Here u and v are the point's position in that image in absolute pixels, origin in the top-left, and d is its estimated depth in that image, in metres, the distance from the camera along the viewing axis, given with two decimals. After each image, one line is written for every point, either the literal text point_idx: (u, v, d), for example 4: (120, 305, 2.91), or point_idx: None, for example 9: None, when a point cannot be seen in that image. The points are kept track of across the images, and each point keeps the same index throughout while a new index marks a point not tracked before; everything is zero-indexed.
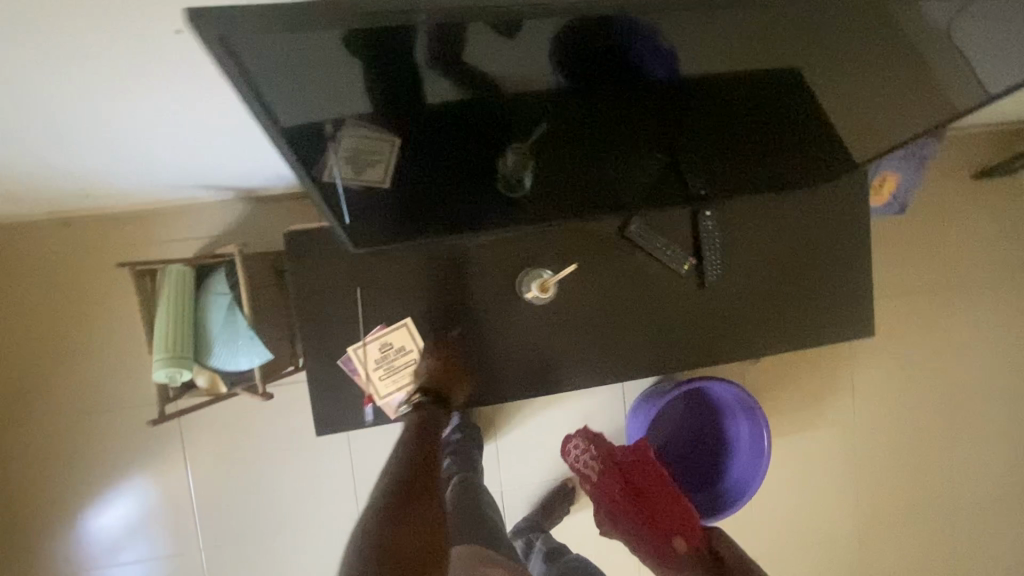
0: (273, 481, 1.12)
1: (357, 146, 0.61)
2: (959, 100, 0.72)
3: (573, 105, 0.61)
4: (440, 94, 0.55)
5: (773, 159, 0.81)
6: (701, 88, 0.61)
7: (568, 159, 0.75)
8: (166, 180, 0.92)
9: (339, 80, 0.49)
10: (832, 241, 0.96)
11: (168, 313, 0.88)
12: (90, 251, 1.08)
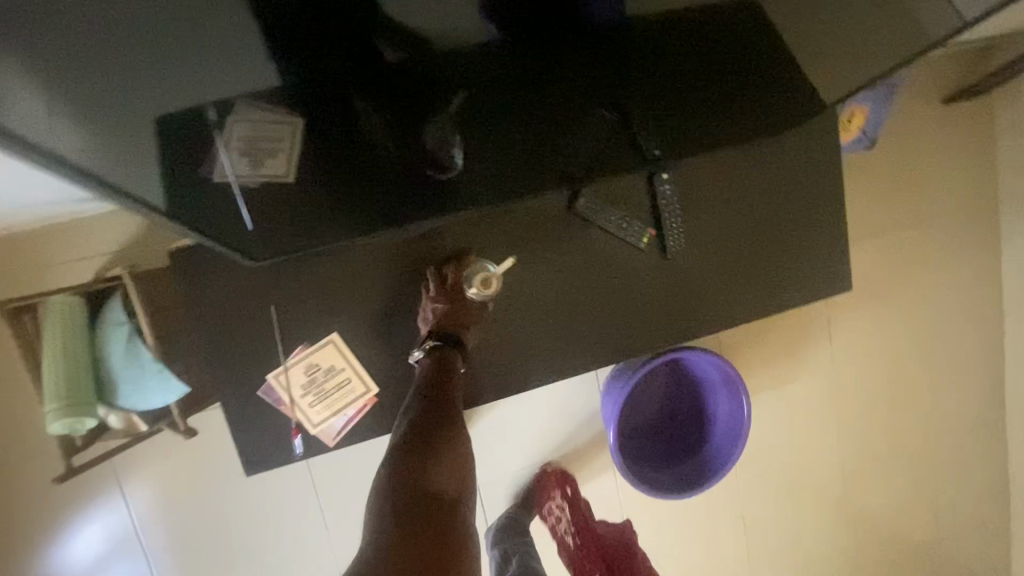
0: (224, 515, 1.02)
1: (250, 136, 0.50)
2: (932, 27, 0.62)
3: (486, 66, 0.49)
4: (306, 66, 0.43)
5: (733, 109, 0.71)
6: (640, 30, 0.50)
7: (503, 135, 0.62)
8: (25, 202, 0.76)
9: (156, 55, 0.38)
10: (802, 193, 0.87)
11: (55, 355, 0.76)
12: None
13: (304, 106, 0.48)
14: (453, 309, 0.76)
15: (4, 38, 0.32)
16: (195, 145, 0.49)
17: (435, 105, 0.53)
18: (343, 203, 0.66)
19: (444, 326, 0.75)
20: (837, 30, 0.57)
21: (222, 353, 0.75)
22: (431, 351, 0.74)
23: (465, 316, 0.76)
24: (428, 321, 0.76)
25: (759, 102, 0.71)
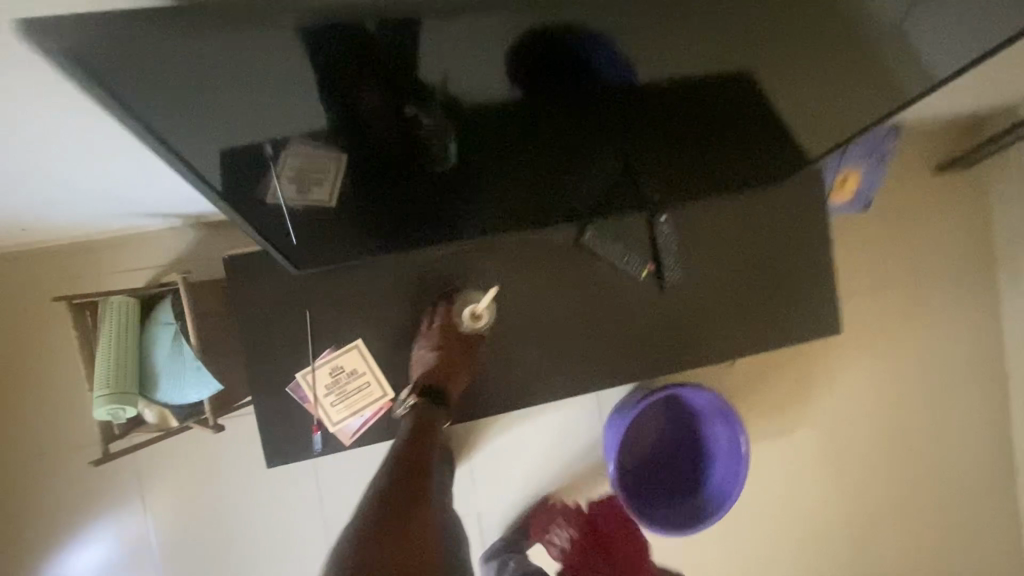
0: (234, 519, 1.07)
1: (301, 166, 0.59)
2: (906, 88, 0.66)
3: (514, 120, 0.58)
4: (368, 114, 0.52)
5: (726, 160, 0.80)
6: (645, 93, 0.59)
7: (523, 172, 0.71)
8: (102, 211, 0.87)
9: (243, 102, 0.46)
10: (791, 238, 0.95)
11: (109, 348, 0.84)
12: (30, 290, 1.03)
13: (363, 142, 0.57)
14: (445, 355, 0.81)
15: (132, 87, 0.40)
16: (257, 175, 0.58)
17: (470, 145, 0.62)
18: (378, 222, 0.75)
19: (435, 373, 0.79)
20: (819, 93, 0.66)
21: (258, 354, 0.83)
22: (421, 396, 0.76)
23: (457, 360, 0.81)
24: (415, 372, 0.81)
25: (751, 154, 0.81)
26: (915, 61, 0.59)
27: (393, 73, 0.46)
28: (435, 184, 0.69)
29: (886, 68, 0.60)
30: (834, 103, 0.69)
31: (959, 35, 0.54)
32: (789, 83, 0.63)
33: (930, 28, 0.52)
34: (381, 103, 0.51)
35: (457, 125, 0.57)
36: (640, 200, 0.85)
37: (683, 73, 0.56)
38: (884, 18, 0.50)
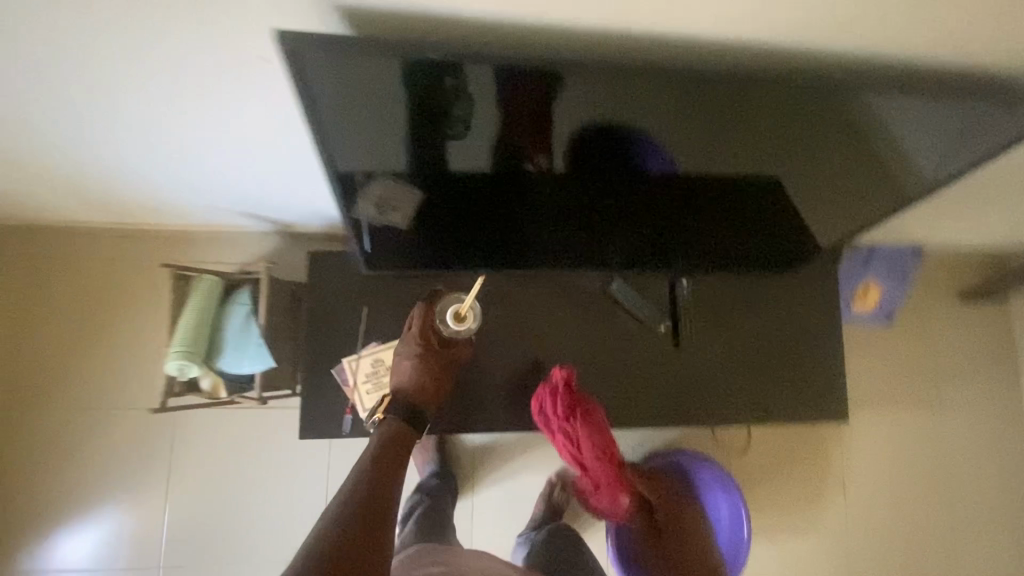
0: (249, 495, 1.19)
1: (384, 193, 0.78)
2: (904, 180, 0.79)
3: (571, 172, 0.73)
4: (461, 146, 0.67)
5: (746, 237, 0.92)
6: (679, 163, 0.72)
7: (578, 222, 0.86)
8: (221, 206, 1.07)
9: (375, 122, 0.62)
10: (803, 320, 1.03)
11: (193, 314, 0.98)
12: (137, 264, 1.22)
13: (461, 175, 0.74)
14: (433, 368, 0.88)
15: (308, 94, 0.56)
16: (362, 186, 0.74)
17: (541, 193, 0.78)
18: (446, 243, 0.90)
19: (420, 387, 0.86)
20: (827, 188, 0.81)
21: (314, 338, 0.97)
22: (403, 413, 0.82)
23: (442, 373, 0.89)
24: (397, 384, 0.87)
25: (771, 239, 0.94)
26: (907, 151, 0.72)
27: (487, 116, 0.61)
28: (503, 220, 0.85)
29: (885, 163, 0.75)
30: (838, 198, 0.84)
31: (944, 138, 0.69)
32: (805, 177, 0.77)
33: (911, 120, 0.66)
34: (486, 147, 0.67)
35: (535, 175, 0.74)
36: (670, 264, 0.97)
37: (711, 148, 0.70)
38: (876, 106, 0.63)
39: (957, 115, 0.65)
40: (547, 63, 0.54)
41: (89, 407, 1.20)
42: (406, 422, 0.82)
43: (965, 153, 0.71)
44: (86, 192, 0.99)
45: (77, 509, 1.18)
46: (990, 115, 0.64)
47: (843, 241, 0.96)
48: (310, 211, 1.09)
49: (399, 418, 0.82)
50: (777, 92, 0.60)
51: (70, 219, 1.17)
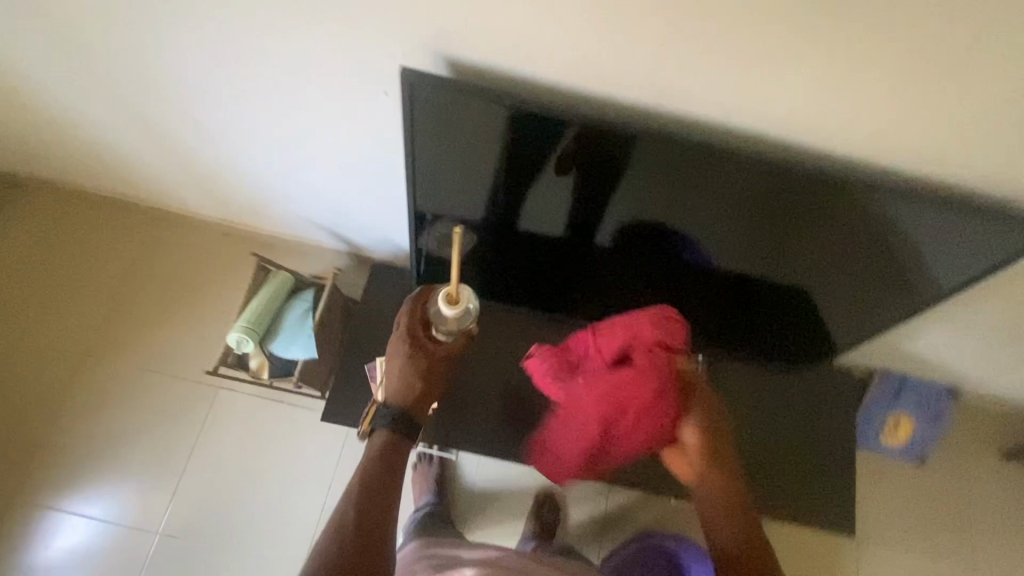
0: (254, 488, 1.25)
1: (448, 235, 1.00)
2: (913, 285, 0.88)
3: (615, 220, 0.90)
4: (531, 190, 0.86)
5: (762, 313, 1.04)
6: (706, 228, 0.87)
7: (612, 278, 1.04)
8: (309, 220, 1.26)
9: (471, 157, 0.82)
10: (797, 419, 1.16)
11: (262, 297, 1.13)
12: (225, 258, 1.41)
13: (524, 218, 0.93)
14: (422, 374, 0.91)
15: (431, 125, 0.77)
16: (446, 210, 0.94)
17: (585, 247, 0.98)
18: (503, 278, 1.11)
19: (409, 394, 0.90)
20: (840, 281, 0.92)
21: (360, 339, 1.17)
22: (392, 422, 0.87)
23: (431, 376, 0.91)
24: (388, 389, 0.90)
25: (780, 327, 1.07)
26: (912, 254, 0.83)
27: (555, 166, 0.80)
28: (552, 267, 1.05)
29: (896, 262, 0.85)
30: (850, 295, 0.95)
31: (945, 244, 0.79)
32: (818, 263, 0.90)
33: (913, 225, 0.78)
34: (550, 200, 0.88)
35: (584, 229, 0.93)
36: (686, 335, 1.13)
37: (735, 219, 0.84)
38: (881, 208, 0.76)
39: (958, 223, 0.76)
40: (611, 126, 0.73)
41: (143, 372, 1.33)
42: (394, 431, 0.87)
43: (965, 263, 0.82)
44: (211, 184, 1.20)
45: (102, 461, 1.27)
46: (986, 227, 0.75)
47: (858, 341, 1.04)
48: (380, 238, 1.26)
49: (387, 426, 0.87)
50: (790, 179, 0.75)
51: (182, 211, 1.39)
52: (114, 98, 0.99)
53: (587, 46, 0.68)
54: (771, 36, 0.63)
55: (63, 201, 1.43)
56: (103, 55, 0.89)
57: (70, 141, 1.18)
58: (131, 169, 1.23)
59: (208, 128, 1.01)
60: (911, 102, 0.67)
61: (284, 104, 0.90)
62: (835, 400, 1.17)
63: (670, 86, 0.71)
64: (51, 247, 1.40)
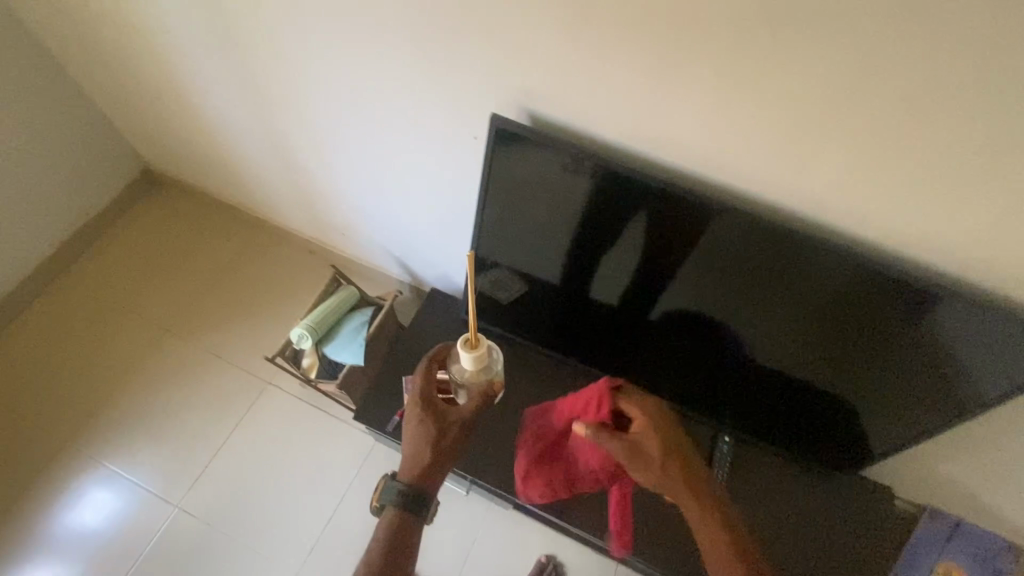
0: (274, 483, 1.32)
1: (501, 277, 1.10)
2: (953, 396, 0.86)
3: (655, 284, 0.95)
4: (581, 241, 0.94)
5: (794, 402, 1.03)
6: (742, 305, 0.91)
7: (651, 344, 1.08)
8: (383, 247, 1.41)
9: (533, 202, 0.92)
10: (827, 529, 1.09)
11: (329, 304, 1.25)
12: (303, 271, 1.58)
13: (573, 268, 1.00)
14: (433, 444, 0.85)
15: (503, 165, 0.88)
16: (502, 250, 1.04)
17: (632, 309, 1.02)
18: (547, 327, 1.17)
19: (419, 468, 0.86)
20: (887, 384, 0.90)
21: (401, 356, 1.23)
22: (400, 499, 0.86)
23: (443, 445, 0.86)
24: (402, 462, 0.87)
25: (820, 426, 1.04)
26: (950, 360, 0.82)
27: (606, 221, 0.88)
28: (596, 325, 1.10)
29: (938, 371, 0.84)
30: (896, 401, 0.92)
31: (998, 354, 0.78)
32: (865, 362, 0.88)
33: (950, 329, 0.78)
34: (608, 257, 0.94)
35: (633, 291, 0.98)
36: (721, 415, 1.13)
37: (770, 300, 0.87)
38: (916, 307, 0.77)
39: (1009, 333, 0.75)
40: (662, 190, 0.80)
41: (206, 355, 1.46)
42: (401, 508, 0.86)
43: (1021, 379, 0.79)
44: (311, 202, 1.39)
45: (151, 428, 1.37)
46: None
47: (895, 451, 1.00)
48: (441, 274, 1.38)
49: (394, 502, 0.86)
50: (825, 263, 0.78)
51: (277, 225, 1.58)
52: (258, 119, 1.21)
53: (651, 120, 0.78)
54: (819, 136, 0.70)
55: (187, 200, 1.67)
56: (263, 82, 1.10)
57: (211, 149, 1.41)
58: (250, 179, 1.44)
59: (325, 152, 1.20)
60: (955, 215, 0.70)
61: (390, 141, 1.07)
62: (880, 518, 1.09)
63: (721, 164, 0.79)
64: (165, 235, 1.62)
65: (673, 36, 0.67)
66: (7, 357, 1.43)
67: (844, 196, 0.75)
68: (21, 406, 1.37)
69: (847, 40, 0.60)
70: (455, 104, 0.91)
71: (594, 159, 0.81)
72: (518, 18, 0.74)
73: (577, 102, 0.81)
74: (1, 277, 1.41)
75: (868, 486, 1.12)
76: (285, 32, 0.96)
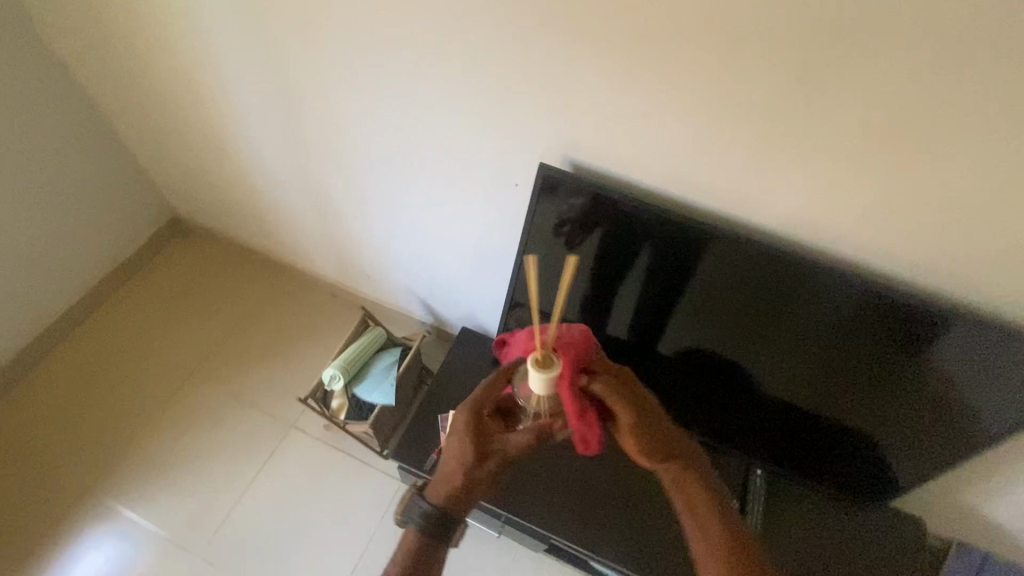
0: (298, 528, 1.30)
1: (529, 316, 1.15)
2: (969, 420, 0.90)
3: (685, 317, 1.00)
4: (616, 277, 0.99)
5: (819, 433, 1.05)
6: (766, 338, 0.96)
7: (680, 379, 1.11)
8: (408, 289, 1.45)
9: (570, 240, 0.98)
10: (868, 559, 1.09)
11: (359, 345, 1.27)
12: (326, 314, 1.61)
13: (606, 304, 1.06)
14: (474, 470, 0.70)
15: (542, 208, 0.95)
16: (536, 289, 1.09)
17: (650, 342, 1.08)
18: None
19: (453, 488, 0.70)
20: (907, 414, 0.94)
21: (432, 395, 1.25)
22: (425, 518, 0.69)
23: (485, 468, 0.71)
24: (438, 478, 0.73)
25: (843, 457, 1.07)
26: (963, 384, 0.86)
27: (640, 257, 0.94)
28: (626, 360, 1.13)
29: (951, 396, 0.89)
30: (918, 431, 0.96)
31: (1012, 381, 0.83)
32: (881, 390, 0.93)
33: (959, 354, 0.83)
34: (616, 291, 1.02)
35: (644, 325, 1.05)
36: (747, 448, 1.15)
37: (792, 332, 0.92)
38: (927, 332, 0.83)
39: (1014, 356, 0.80)
40: (694, 227, 0.87)
41: (230, 399, 1.46)
42: (425, 531, 0.69)
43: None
44: (342, 247, 1.44)
45: (173, 473, 1.36)
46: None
47: (920, 479, 1.02)
48: (467, 315, 1.42)
49: (418, 525, 0.70)
50: (844, 294, 0.84)
51: (301, 269, 1.62)
52: (296, 167, 1.28)
53: (681, 167, 0.85)
54: (840, 179, 0.77)
55: (213, 246, 1.72)
56: (308, 134, 1.18)
57: (244, 197, 1.48)
58: (280, 224, 1.50)
59: (361, 199, 1.26)
60: (967, 248, 0.76)
61: (428, 187, 1.14)
62: (913, 548, 1.09)
63: (747, 205, 0.86)
64: (190, 281, 1.65)
65: (704, 90, 0.75)
66: (29, 403, 1.42)
67: (864, 233, 0.81)
68: (41, 453, 1.36)
69: (863, 95, 0.68)
70: (496, 153, 0.99)
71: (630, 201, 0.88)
72: (562, 78, 0.83)
73: (612, 149, 0.88)
74: (31, 320, 1.43)
75: (903, 514, 1.13)
76: (337, 90, 1.04)
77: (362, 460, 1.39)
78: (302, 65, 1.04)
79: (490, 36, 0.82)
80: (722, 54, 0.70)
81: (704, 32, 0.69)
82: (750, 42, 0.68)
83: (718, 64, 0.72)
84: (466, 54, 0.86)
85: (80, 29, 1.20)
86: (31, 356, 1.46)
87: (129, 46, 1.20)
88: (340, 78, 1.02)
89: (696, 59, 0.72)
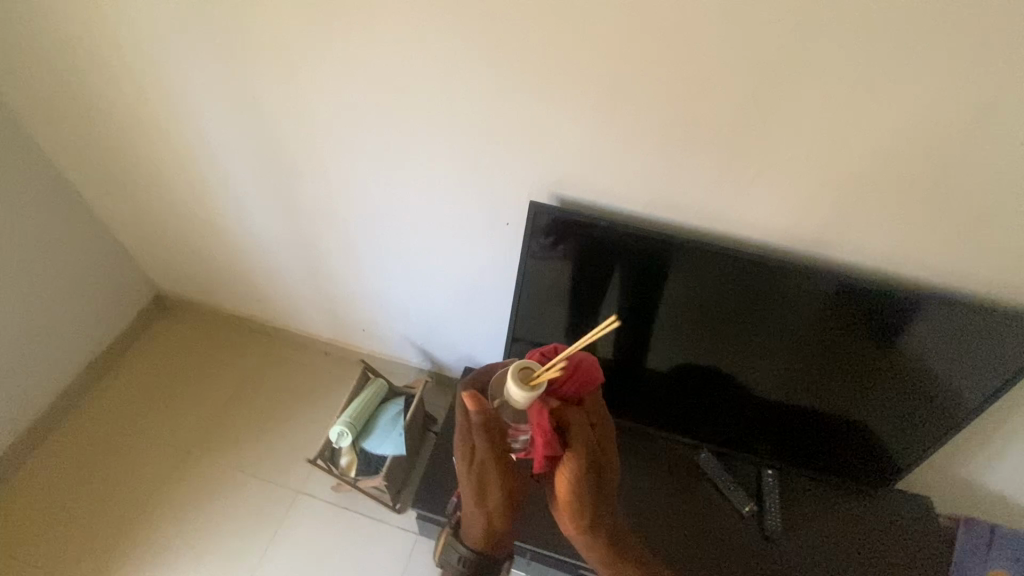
0: None
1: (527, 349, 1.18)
2: (949, 392, 0.96)
3: (679, 328, 1.04)
4: (610, 302, 1.04)
5: (817, 424, 1.09)
6: (754, 336, 1.00)
7: (682, 390, 1.14)
8: (403, 337, 1.47)
9: (561, 271, 1.02)
10: (888, 545, 1.11)
11: (363, 398, 1.28)
12: (322, 374, 1.60)
13: (601, 328, 1.09)
14: (483, 510, 0.80)
15: (531, 241, 0.99)
16: (532, 321, 1.13)
17: (646, 359, 1.11)
18: None
19: (478, 534, 0.84)
20: (899, 396, 1.00)
21: (443, 439, 1.24)
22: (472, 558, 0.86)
23: (487, 515, 0.81)
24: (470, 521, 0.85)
25: (846, 446, 1.11)
26: (936, 359, 0.93)
27: (629, 278, 0.99)
28: (628, 381, 1.16)
29: (929, 372, 0.95)
30: (906, 409, 1.01)
31: (982, 351, 0.90)
32: (864, 373, 0.98)
33: (927, 329, 0.90)
34: (599, 313, 1.07)
35: (642, 343, 1.09)
36: (752, 448, 1.19)
37: (779, 328, 0.97)
38: (899, 311, 0.89)
39: (977, 324, 0.87)
40: (678, 243, 0.92)
41: (231, 471, 1.42)
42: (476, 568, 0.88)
43: (1007, 370, 0.90)
44: (335, 303, 1.46)
45: (177, 559, 1.29)
46: (1013, 327, 0.86)
47: (918, 457, 1.07)
48: (466, 355, 1.44)
49: (466, 561, 0.88)
50: (823, 286, 0.90)
51: (293, 332, 1.62)
52: (283, 230, 1.31)
53: (657, 191, 0.93)
54: (802, 184, 0.85)
55: (200, 319, 1.71)
56: (295, 197, 1.22)
57: (231, 265, 1.49)
58: (269, 287, 1.51)
59: (353, 253, 1.30)
60: (928, 231, 0.85)
61: (419, 235, 1.18)
62: (921, 522, 1.14)
63: (723, 218, 0.93)
64: (180, 357, 1.63)
65: (674, 114, 0.83)
66: (18, 504, 1.35)
67: (832, 228, 0.89)
68: (36, 557, 1.28)
69: (811, 111, 0.77)
70: (482, 196, 1.05)
71: (617, 225, 0.93)
72: (540, 120, 0.89)
73: (594, 180, 0.95)
74: (18, 414, 1.38)
75: (911, 496, 1.17)
76: (322, 151, 1.10)
77: (377, 516, 1.37)
78: (289, 132, 1.08)
79: (470, 91, 0.89)
80: (687, 81, 0.78)
81: (667, 69, 0.78)
82: (708, 75, 0.77)
83: (684, 88, 0.79)
84: (447, 108, 0.93)
85: (62, 119, 1.23)
86: (17, 453, 1.40)
87: (112, 130, 1.23)
88: (326, 141, 1.07)
89: (661, 94, 0.81)
